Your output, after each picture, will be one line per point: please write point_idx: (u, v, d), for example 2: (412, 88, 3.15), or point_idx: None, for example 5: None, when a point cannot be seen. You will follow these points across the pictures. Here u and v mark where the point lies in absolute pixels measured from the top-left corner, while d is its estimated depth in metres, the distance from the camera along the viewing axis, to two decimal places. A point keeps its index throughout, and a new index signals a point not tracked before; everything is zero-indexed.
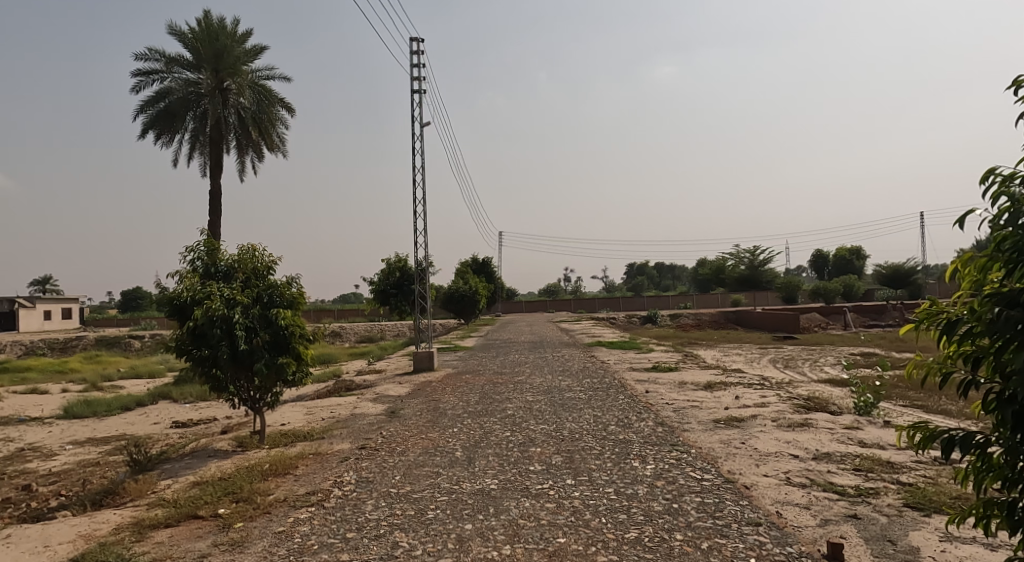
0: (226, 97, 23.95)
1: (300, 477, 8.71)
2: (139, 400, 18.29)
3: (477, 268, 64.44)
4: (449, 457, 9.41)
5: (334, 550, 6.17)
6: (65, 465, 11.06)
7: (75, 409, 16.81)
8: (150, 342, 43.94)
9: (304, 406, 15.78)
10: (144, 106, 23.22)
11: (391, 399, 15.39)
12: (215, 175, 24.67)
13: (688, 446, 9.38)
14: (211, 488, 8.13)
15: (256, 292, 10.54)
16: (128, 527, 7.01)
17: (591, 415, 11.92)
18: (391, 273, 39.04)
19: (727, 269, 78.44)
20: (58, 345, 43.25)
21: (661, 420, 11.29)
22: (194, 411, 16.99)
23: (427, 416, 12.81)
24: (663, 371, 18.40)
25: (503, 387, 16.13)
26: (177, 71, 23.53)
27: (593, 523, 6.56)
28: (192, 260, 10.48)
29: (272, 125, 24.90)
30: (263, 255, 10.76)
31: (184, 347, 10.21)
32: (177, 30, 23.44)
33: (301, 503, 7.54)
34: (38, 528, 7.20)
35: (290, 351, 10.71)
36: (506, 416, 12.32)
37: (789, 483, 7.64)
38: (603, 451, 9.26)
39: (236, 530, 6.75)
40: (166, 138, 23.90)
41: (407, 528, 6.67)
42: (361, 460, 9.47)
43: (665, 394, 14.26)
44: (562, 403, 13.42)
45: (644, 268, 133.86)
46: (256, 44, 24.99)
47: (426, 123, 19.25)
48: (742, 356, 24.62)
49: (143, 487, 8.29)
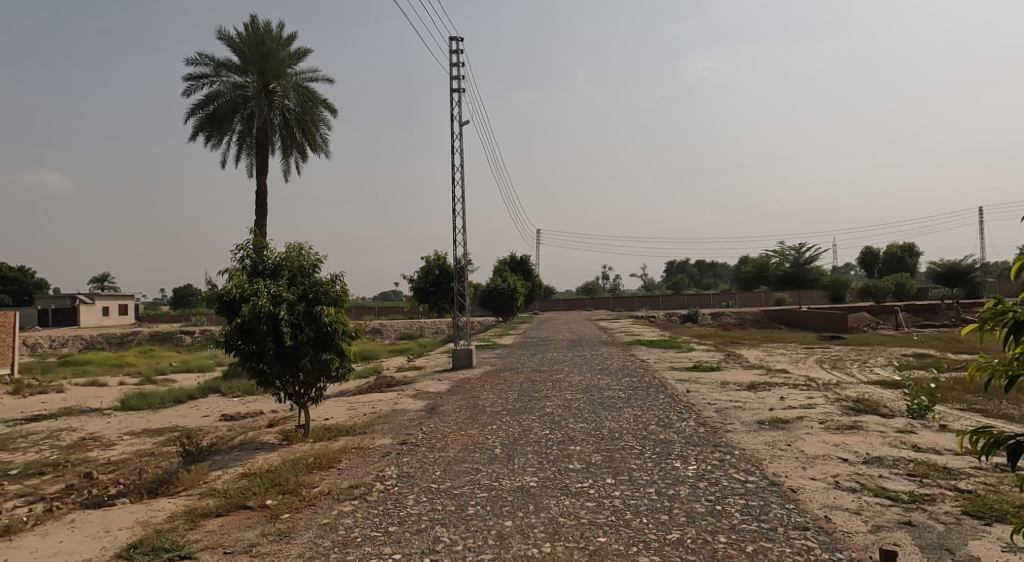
0: (272, 100, 24.49)
1: (343, 471, 8.90)
2: (189, 394, 18.90)
3: (515, 267, 64.68)
4: (489, 454, 9.46)
5: (376, 543, 6.28)
6: (122, 454, 11.54)
7: (131, 401, 17.47)
8: (200, 338, 45.28)
9: (347, 401, 16.08)
10: (195, 109, 23.92)
11: (430, 396, 15.53)
12: (260, 176, 25.21)
13: (731, 448, 9.22)
14: (258, 480, 8.37)
15: (301, 290, 10.80)
16: (182, 516, 7.26)
17: (630, 415, 11.83)
18: (430, 271, 39.35)
19: (771, 268, 76.81)
20: (115, 340, 45.17)
21: (703, 420, 11.13)
22: (242, 406, 17.46)
23: (465, 413, 12.87)
24: (705, 371, 18.08)
25: (542, 386, 16.09)
26: (226, 75, 24.15)
27: (634, 523, 6.52)
28: (241, 258, 10.78)
29: (315, 126, 25.33)
30: (309, 253, 11.02)
31: (233, 343, 10.45)
32: (225, 35, 24.04)
33: (344, 497, 7.68)
34: (99, 515, 7.51)
35: (334, 347, 10.91)
36: (544, 414, 12.32)
37: (839, 487, 7.44)
38: (643, 452, 9.16)
39: (282, 521, 6.93)
40: (215, 140, 24.58)
41: (447, 523, 6.74)
42: (402, 456, 9.59)
43: (707, 394, 14.03)
44: (601, 402, 13.34)
45: (685, 266, 131.57)
46: (300, 47, 25.38)
47: (465, 122, 18.99)
48: (787, 356, 24.03)
49: (195, 477, 8.58)
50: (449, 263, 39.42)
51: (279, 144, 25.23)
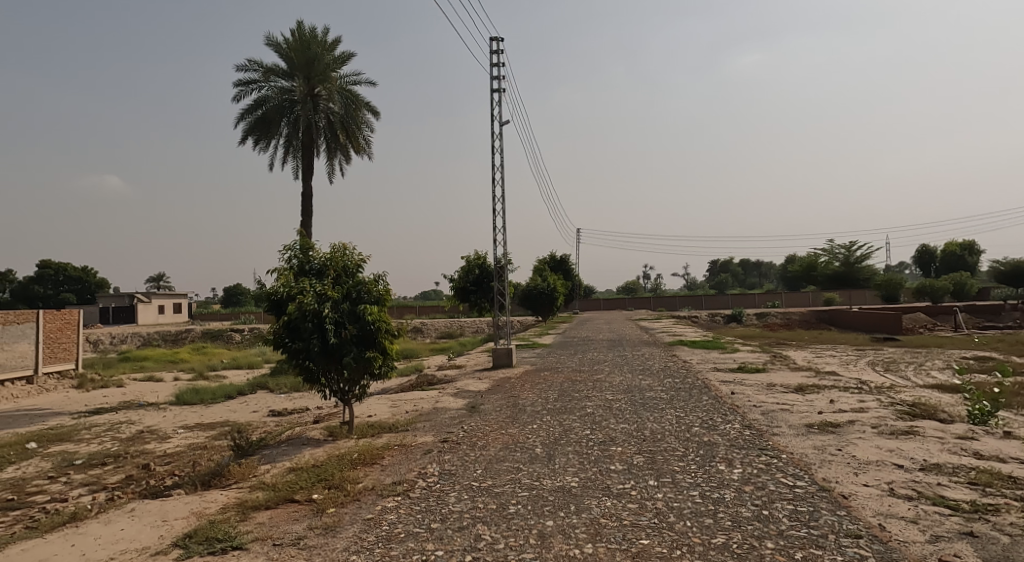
0: (317, 103, 25.01)
1: (386, 467, 9.04)
2: (239, 390, 19.47)
3: (555, 266, 64.50)
4: (529, 454, 9.46)
5: (419, 539, 6.35)
6: (177, 447, 11.97)
7: (185, 396, 18.10)
8: (249, 335, 46.59)
9: (389, 399, 16.32)
10: (244, 114, 24.62)
11: (471, 395, 15.63)
12: (305, 178, 25.77)
13: (778, 452, 9.01)
14: (305, 474, 8.56)
15: (346, 289, 11.00)
16: (233, 507, 7.48)
17: (673, 416, 11.67)
18: (470, 270, 39.57)
19: (820, 267, 74.73)
20: (170, 337, 46.83)
21: (749, 423, 10.91)
22: (289, 402, 17.90)
23: (506, 412, 12.91)
24: (750, 372, 17.71)
25: (582, 386, 16.04)
26: (273, 80, 24.79)
27: (678, 526, 6.43)
28: (288, 258, 11.05)
29: (359, 129, 25.76)
30: (353, 253, 11.22)
31: (281, 341, 10.71)
32: (273, 41, 24.67)
33: (387, 493, 7.79)
34: (156, 504, 7.80)
35: (377, 345, 11.07)
36: (585, 414, 12.27)
37: (894, 495, 7.19)
38: (686, 454, 9.03)
39: (328, 516, 7.07)
40: (263, 144, 25.26)
41: (488, 521, 6.78)
42: (444, 454, 9.68)
43: (753, 396, 13.74)
44: (643, 403, 13.21)
45: (729, 264, 129.14)
46: (345, 51, 25.85)
47: (506, 122, 19.02)
48: (837, 358, 23.35)
49: (245, 471, 8.83)
50: (490, 263, 39.55)
51: (324, 146, 25.47)
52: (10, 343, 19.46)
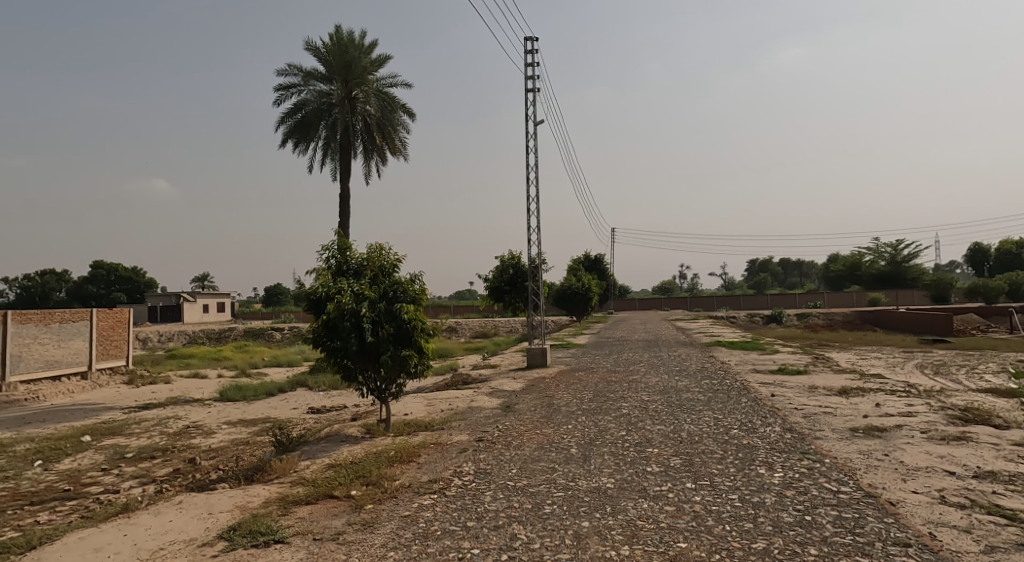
0: (354, 106, 25.34)
1: (423, 465, 9.11)
2: (280, 388, 19.88)
3: (589, 266, 64.22)
4: (564, 454, 9.43)
5: (455, 537, 6.39)
6: (221, 442, 12.29)
7: (228, 393, 18.56)
8: (289, 334, 47.52)
9: (425, 397, 16.47)
10: (284, 117, 25.09)
11: (506, 394, 15.66)
12: (343, 179, 26.12)
13: (821, 456, 8.80)
14: (344, 471, 8.70)
15: (382, 289, 11.13)
16: (275, 502, 7.63)
17: (711, 418, 11.49)
18: (505, 270, 39.64)
19: (865, 266, 72.70)
20: (214, 336, 48.09)
21: (790, 426, 10.67)
22: (327, 399, 18.20)
23: (541, 412, 12.90)
24: (791, 374, 17.32)
25: (618, 386, 15.94)
26: (312, 84, 25.20)
27: (716, 529, 6.33)
28: (327, 258, 11.24)
29: (395, 130, 26.02)
30: (389, 253, 11.35)
31: (320, 340, 10.90)
32: (312, 46, 25.10)
33: (424, 490, 7.86)
34: (202, 497, 8.01)
35: (413, 344, 11.17)
36: (621, 415, 12.17)
37: (945, 502, 6.94)
38: (725, 456, 8.88)
39: (366, 512, 7.15)
40: (302, 147, 25.71)
41: (524, 521, 6.77)
42: (479, 453, 9.71)
43: (794, 398, 13.44)
44: (680, 404, 13.05)
45: (768, 264, 126.70)
46: (381, 53, 26.15)
47: (540, 122, 18.98)
48: (883, 360, 22.67)
49: (286, 467, 9.01)
50: (524, 263, 39.53)
51: (361, 148, 25.76)
52: (66, 340, 20.24)
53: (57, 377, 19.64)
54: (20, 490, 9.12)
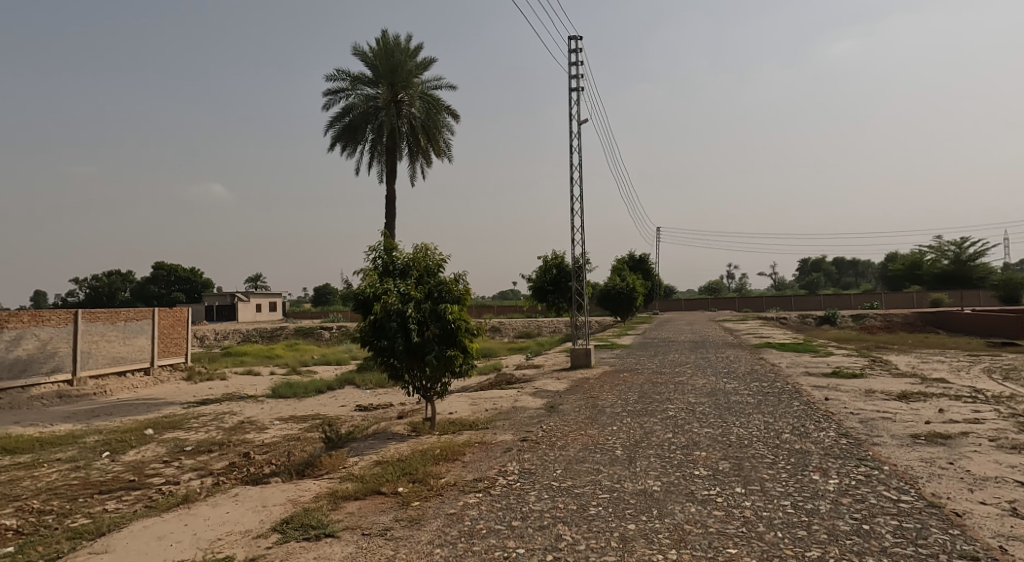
0: (400, 109, 25.70)
1: (468, 464, 9.19)
2: (329, 385, 20.35)
3: (633, 266, 63.64)
4: (610, 455, 9.37)
5: (500, 536, 6.42)
6: (273, 437, 12.65)
7: (280, 390, 19.09)
8: (337, 333, 48.55)
9: (469, 396, 16.60)
10: (333, 122, 25.62)
11: (550, 394, 15.65)
12: (389, 181, 26.51)
13: (879, 463, 8.50)
14: (391, 467, 8.84)
15: (427, 289, 11.26)
16: (326, 496, 7.82)
17: (761, 421, 11.24)
18: (548, 270, 39.61)
19: (926, 266, 69.85)
20: (266, 334, 49.52)
21: (845, 431, 10.35)
22: (374, 397, 18.53)
23: (585, 413, 12.85)
24: (846, 377, 16.77)
25: (664, 388, 15.74)
26: (360, 88, 25.63)
27: (768, 536, 6.19)
28: (374, 259, 11.45)
29: (439, 132, 26.29)
30: (434, 253, 11.49)
31: (367, 339, 11.09)
32: (359, 51, 25.57)
33: (470, 489, 7.93)
34: (257, 491, 8.27)
35: (458, 344, 11.27)
36: (667, 417, 12.02)
37: (1015, 515, 6.62)
38: (776, 461, 8.67)
39: (413, 509, 7.26)
40: (350, 150, 26.20)
41: (569, 521, 6.75)
42: (524, 453, 9.73)
43: (849, 402, 13.02)
44: (728, 406, 12.80)
45: (820, 263, 122.98)
46: (426, 56, 26.46)
47: (584, 121, 18.91)
48: (945, 363, 21.73)
49: (335, 462, 9.21)
50: (568, 263, 39.41)
51: (406, 150, 26.11)
52: (130, 338, 21.15)
53: (122, 373, 20.56)
54: (90, 479, 9.60)
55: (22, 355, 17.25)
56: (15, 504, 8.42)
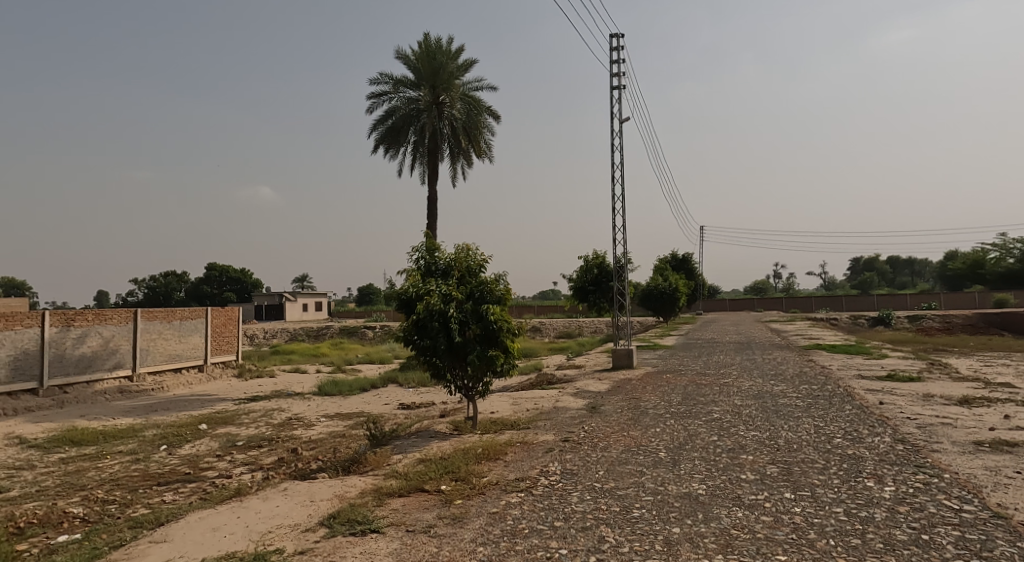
0: (441, 111, 25.95)
1: (510, 463, 9.23)
2: (373, 384, 20.70)
3: (676, 266, 62.79)
4: (653, 457, 9.28)
5: (543, 536, 6.42)
6: (320, 434, 12.94)
7: (326, 387, 19.51)
8: (381, 332, 49.32)
9: (511, 396, 16.66)
10: (376, 124, 26.03)
11: (591, 395, 15.57)
12: (431, 182, 26.77)
13: (938, 470, 8.19)
14: (434, 466, 8.94)
15: (469, 289, 11.35)
16: (371, 493, 7.96)
17: (810, 425, 10.96)
18: (589, 270, 39.42)
19: (989, 265, 66.84)
20: (312, 333, 50.67)
21: (901, 437, 9.99)
22: (417, 396, 18.77)
23: (628, 414, 12.74)
24: (902, 381, 16.19)
25: (708, 390, 15.49)
26: (402, 91, 25.97)
27: (819, 544, 6.03)
28: (416, 259, 11.61)
29: (480, 133, 26.43)
30: (476, 254, 11.57)
31: (410, 339, 11.25)
32: (402, 54, 25.91)
33: (512, 488, 7.96)
34: (305, 485, 8.47)
35: (499, 344, 11.31)
36: (712, 419, 11.82)
37: None
38: (827, 467, 8.44)
39: (456, 507, 7.33)
40: (393, 152, 26.57)
41: (612, 523, 6.71)
42: (565, 453, 9.71)
43: (905, 407, 12.56)
44: (776, 409, 12.53)
45: (873, 262, 118.97)
46: (467, 58, 26.64)
47: (626, 120, 18.82)
48: (1009, 368, 20.75)
49: (380, 460, 9.36)
50: (609, 262, 39.14)
51: (447, 151, 26.34)
52: (186, 336, 21.91)
53: (178, 370, 21.33)
54: (149, 471, 10.00)
55: (86, 351, 18.03)
56: (80, 494, 8.83)
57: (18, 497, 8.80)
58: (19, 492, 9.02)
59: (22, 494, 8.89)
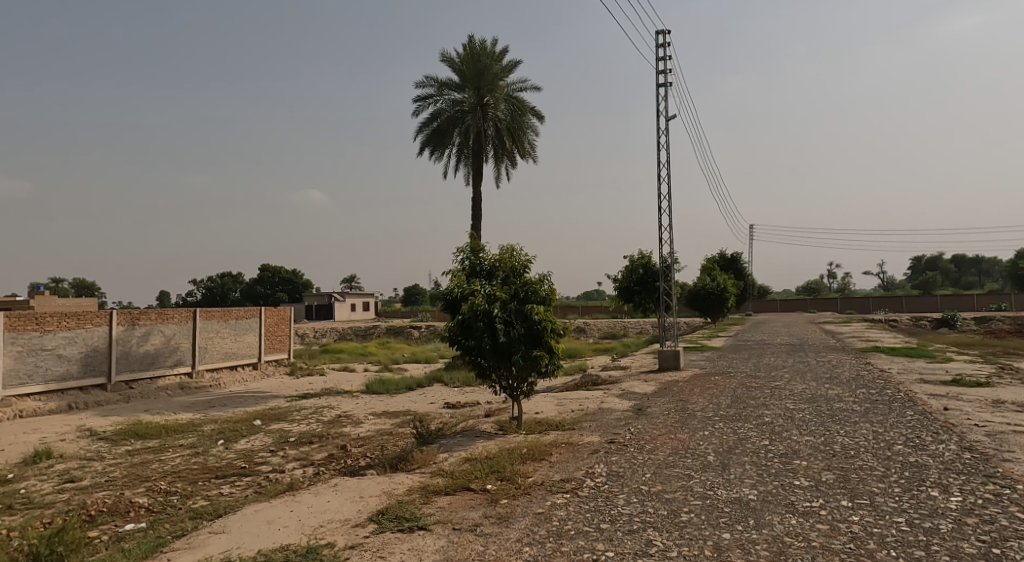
0: (486, 112, 26.08)
1: (555, 464, 9.19)
2: (419, 383, 20.94)
3: (725, 266, 61.47)
4: (701, 461, 9.09)
5: (589, 538, 6.37)
6: (368, 431, 13.16)
7: (373, 386, 19.83)
8: (427, 332, 49.90)
9: (555, 397, 16.60)
10: (422, 127, 26.36)
11: (637, 397, 15.38)
12: (475, 183, 26.92)
13: (1009, 481, 7.77)
14: (480, 465, 8.97)
15: (514, 289, 11.35)
16: (418, 490, 8.04)
17: (868, 431, 10.57)
18: (634, 270, 39.01)
19: None
20: (360, 332, 51.66)
21: (967, 445, 9.53)
22: (462, 395, 18.89)
23: (675, 416, 12.53)
24: (968, 386, 15.44)
25: (759, 392, 15.11)
26: (447, 93, 26.23)
27: (878, 554, 5.80)
28: (461, 260, 11.69)
29: (524, 133, 26.43)
30: (520, 254, 11.59)
31: (455, 339, 11.33)
32: (447, 57, 26.17)
33: (557, 489, 7.92)
34: (354, 482, 8.62)
35: (544, 344, 11.27)
36: (763, 423, 11.53)
37: None
38: (888, 475, 8.11)
39: (502, 506, 7.34)
40: (438, 154, 26.84)
41: (660, 527, 6.62)
42: (611, 455, 9.62)
43: (972, 413, 11.97)
44: (831, 414, 12.13)
45: (936, 261, 113.88)
46: (512, 59, 26.71)
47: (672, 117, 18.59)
48: None
49: (426, 458, 9.45)
50: (654, 262, 38.64)
51: (492, 152, 26.43)
52: (241, 334, 22.62)
53: (234, 367, 22.05)
54: (207, 464, 10.36)
55: (150, 349, 18.78)
56: (144, 485, 9.20)
57: (88, 486, 9.23)
58: (89, 481, 9.46)
59: (91, 484, 9.33)
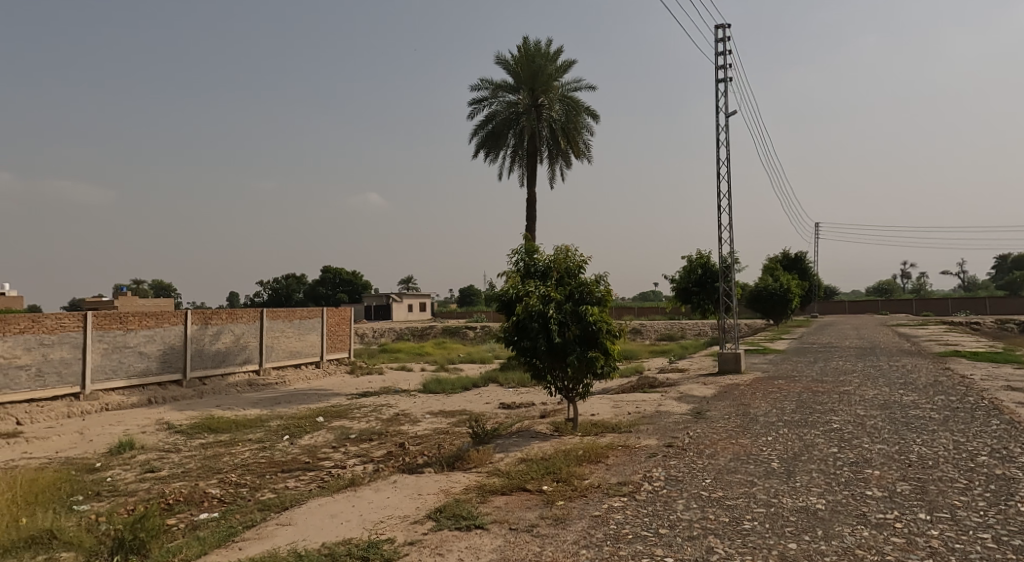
0: (540, 113, 26.06)
1: (612, 466, 9.08)
2: (475, 383, 21.09)
3: (788, 266, 59.42)
4: (765, 468, 8.80)
5: (648, 543, 6.26)
6: (425, 430, 13.33)
7: (430, 385, 20.09)
8: (482, 332, 50.29)
9: (612, 399, 16.41)
10: (477, 129, 26.56)
11: (696, 400, 15.04)
12: (530, 184, 26.93)
13: None
14: (536, 466, 8.95)
15: (569, 290, 11.27)
16: (475, 489, 8.09)
17: (946, 440, 10.01)
18: (692, 270, 38.20)
19: None
20: (418, 332, 52.50)
21: None
22: (518, 396, 18.91)
23: (736, 421, 12.18)
24: None
25: (826, 397, 14.54)
26: (501, 95, 26.34)
27: None
28: (516, 261, 11.71)
29: (579, 133, 26.27)
30: (575, 255, 11.51)
31: (510, 340, 11.34)
32: (501, 59, 26.28)
33: (614, 492, 7.82)
34: (413, 479, 8.74)
35: (599, 345, 11.16)
36: (830, 430, 11.07)
37: None
38: (969, 487, 7.65)
39: (558, 507, 7.30)
40: (493, 156, 26.99)
41: (721, 534, 6.44)
42: (669, 459, 9.43)
43: None
44: (904, 421, 11.55)
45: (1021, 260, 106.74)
46: (566, 59, 26.61)
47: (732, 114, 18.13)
48: None
49: (482, 457, 9.50)
50: (713, 262, 37.74)
51: (546, 153, 26.38)
52: (304, 334, 23.32)
53: (297, 365, 22.76)
54: (274, 458, 10.72)
55: (220, 347, 19.58)
56: (216, 476, 9.60)
57: (166, 476, 9.69)
58: (166, 471, 9.93)
59: (168, 474, 9.80)
